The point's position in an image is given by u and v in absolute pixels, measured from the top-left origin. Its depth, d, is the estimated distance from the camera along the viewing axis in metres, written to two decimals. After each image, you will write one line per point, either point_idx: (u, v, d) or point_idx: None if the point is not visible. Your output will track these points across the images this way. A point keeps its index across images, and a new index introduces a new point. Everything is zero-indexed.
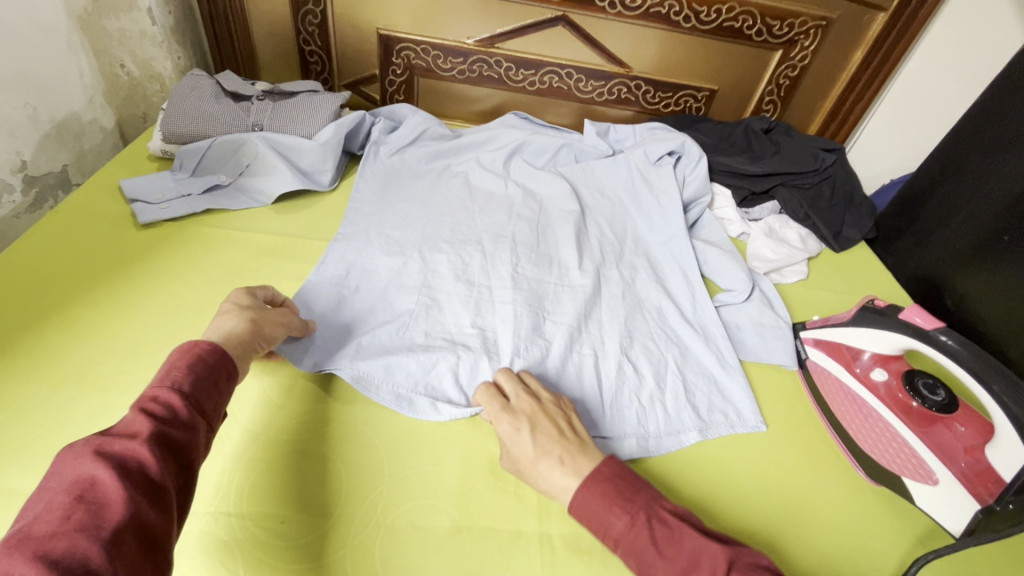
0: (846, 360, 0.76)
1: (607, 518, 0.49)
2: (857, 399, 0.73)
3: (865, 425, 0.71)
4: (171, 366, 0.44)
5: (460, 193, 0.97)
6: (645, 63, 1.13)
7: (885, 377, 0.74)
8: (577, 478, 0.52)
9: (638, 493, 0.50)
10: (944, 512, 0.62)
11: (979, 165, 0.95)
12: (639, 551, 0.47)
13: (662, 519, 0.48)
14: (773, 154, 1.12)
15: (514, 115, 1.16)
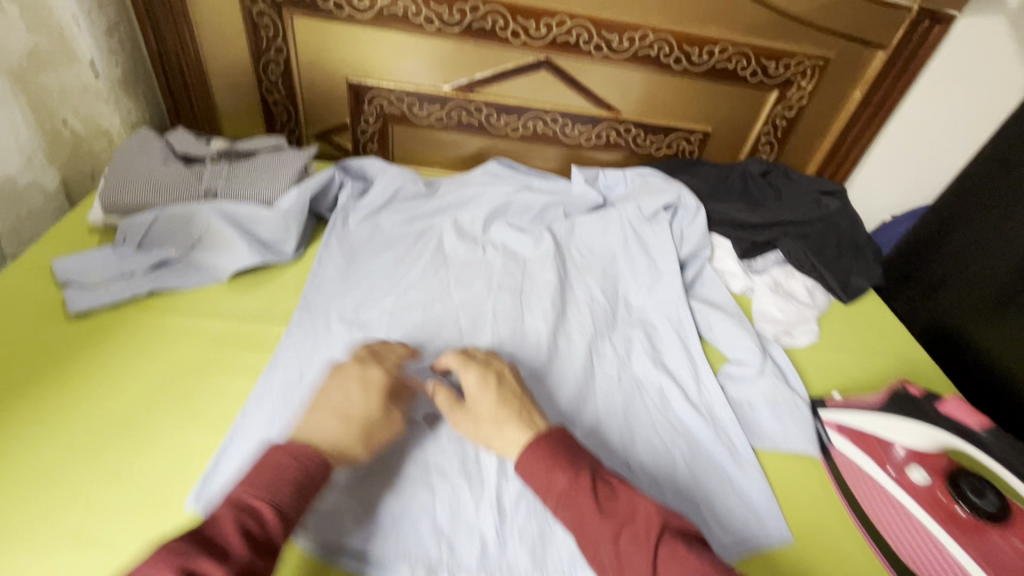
0: (877, 456, 0.65)
1: (550, 475, 0.52)
2: (896, 506, 0.62)
3: (908, 537, 0.60)
4: (283, 470, 0.48)
5: (435, 262, 0.89)
6: (634, 106, 1.06)
7: (925, 477, 0.62)
8: (530, 439, 0.54)
9: (583, 456, 0.53)
10: None
11: (997, 216, 0.89)
12: (576, 503, 0.50)
13: (605, 481, 0.51)
14: (773, 199, 1.04)
15: (497, 162, 1.10)
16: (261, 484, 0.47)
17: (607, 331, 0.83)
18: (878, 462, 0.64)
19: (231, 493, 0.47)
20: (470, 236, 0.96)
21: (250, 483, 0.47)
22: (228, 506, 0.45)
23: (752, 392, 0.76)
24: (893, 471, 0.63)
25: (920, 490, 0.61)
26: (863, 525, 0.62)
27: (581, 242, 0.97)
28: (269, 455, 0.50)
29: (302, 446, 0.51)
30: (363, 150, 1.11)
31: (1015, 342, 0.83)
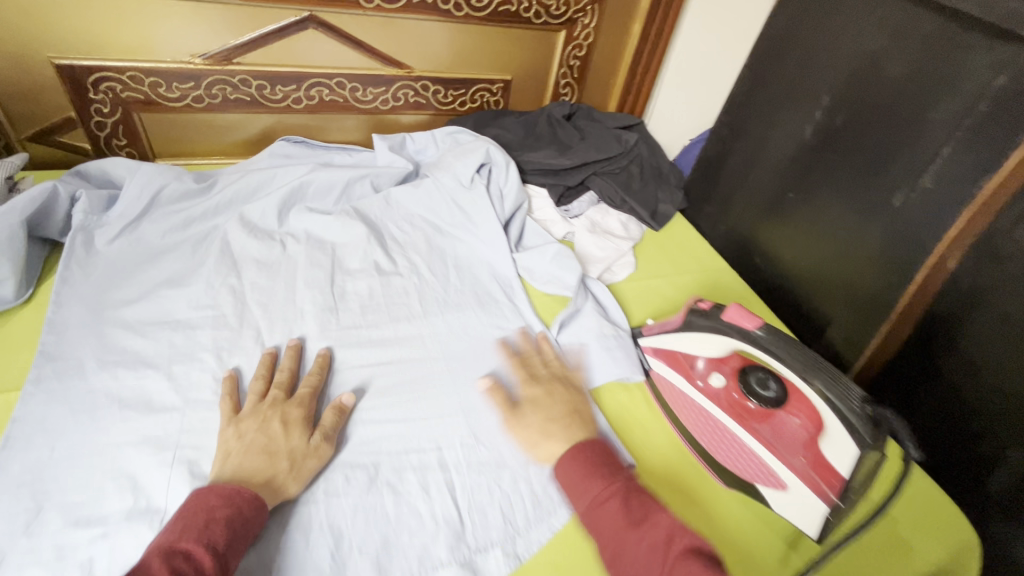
0: (685, 371, 0.69)
1: (585, 481, 0.54)
2: (704, 412, 0.66)
3: (716, 439, 0.64)
4: (210, 513, 0.47)
5: (223, 271, 0.76)
6: (425, 61, 0.99)
7: (723, 381, 0.66)
8: (573, 442, 0.57)
9: (622, 468, 0.55)
10: (800, 517, 0.57)
11: (757, 126, 0.99)
12: (606, 510, 0.52)
13: (638, 494, 0.53)
14: (579, 141, 1.05)
15: (285, 140, 0.96)
16: (186, 527, 0.46)
17: (442, 308, 0.79)
18: (685, 376, 0.68)
19: (158, 547, 0.44)
20: (263, 232, 0.83)
21: (178, 530, 0.46)
22: (155, 552, 0.43)
23: (580, 331, 0.77)
24: (698, 383, 0.67)
25: (720, 395, 0.66)
26: (680, 430, 0.67)
27: (398, 215, 0.92)
28: (195, 499, 0.48)
29: (230, 484, 0.50)
30: (110, 149, 0.90)
31: (785, 236, 0.95)
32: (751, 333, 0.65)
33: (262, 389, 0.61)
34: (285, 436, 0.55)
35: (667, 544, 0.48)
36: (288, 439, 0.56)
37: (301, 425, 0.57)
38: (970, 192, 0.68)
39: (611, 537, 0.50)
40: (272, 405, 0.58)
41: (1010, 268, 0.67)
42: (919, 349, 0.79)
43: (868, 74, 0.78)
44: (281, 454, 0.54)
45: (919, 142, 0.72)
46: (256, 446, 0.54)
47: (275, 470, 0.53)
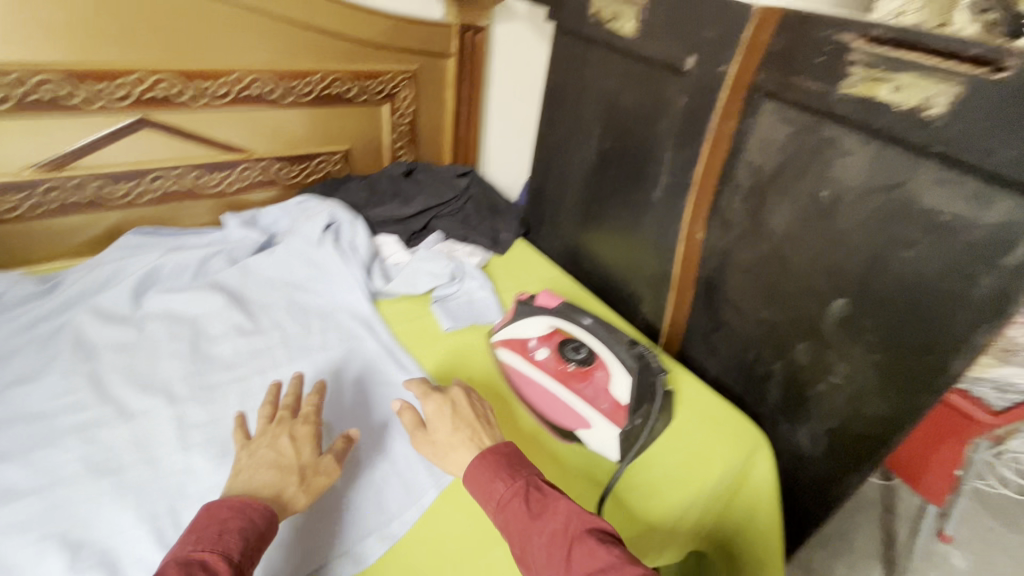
0: (520, 351, 0.84)
1: (491, 485, 0.59)
2: (534, 382, 0.80)
3: (548, 401, 0.78)
4: (225, 523, 0.52)
5: (79, 359, 0.78)
6: (263, 143, 1.10)
7: (549, 355, 0.82)
8: (483, 450, 0.62)
9: (525, 467, 0.61)
10: (604, 446, 0.73)
11: (560, 159, 1.21)
12: (511, 508, 0.57)
13: (539, 487, 0.59)
14: (418, 192, 1.22)
15: (135, 232, 1.01)
16: (202, 538, 0.50)
17: (306, 352, 0.87)
18: (522, 355, 0.83)
19: (174, 554, 0.48)
20: (118, 318, 0.87)
21: (193, 539, 0.50)
22: (173, 563, 0.47)
23: (455, 309, 1.00)
24: (530, 357, 0.82)
25: (548, 366, 0.80)
26: (520, 401, 0.81)
27: (257, 281, 0.99)
28: (206, 516, 0.52)
29: (240, 498, 0.55)
30: None
31: (598, 239, 1.17)
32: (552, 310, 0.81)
33: (268, 412, 0.65)
34: (298, 450, 0.61)
35: (563, 532, 0.54)
36: (298, 455, 0.60)
37: (310, 441, 0.62)
38: (691, 180, 0.92)
39: (517, 532, 0.56)
40: (280, 424, 0.64)
41: (735, 232, 0.90)
42: (706, 305, 1.00)
43: (616, 109, 1.03)
44: (292, 468, 0.59)
45: (658, 150, 0.96)
46: (267, 462, 0.59)
47: (284, 483, 0.57)
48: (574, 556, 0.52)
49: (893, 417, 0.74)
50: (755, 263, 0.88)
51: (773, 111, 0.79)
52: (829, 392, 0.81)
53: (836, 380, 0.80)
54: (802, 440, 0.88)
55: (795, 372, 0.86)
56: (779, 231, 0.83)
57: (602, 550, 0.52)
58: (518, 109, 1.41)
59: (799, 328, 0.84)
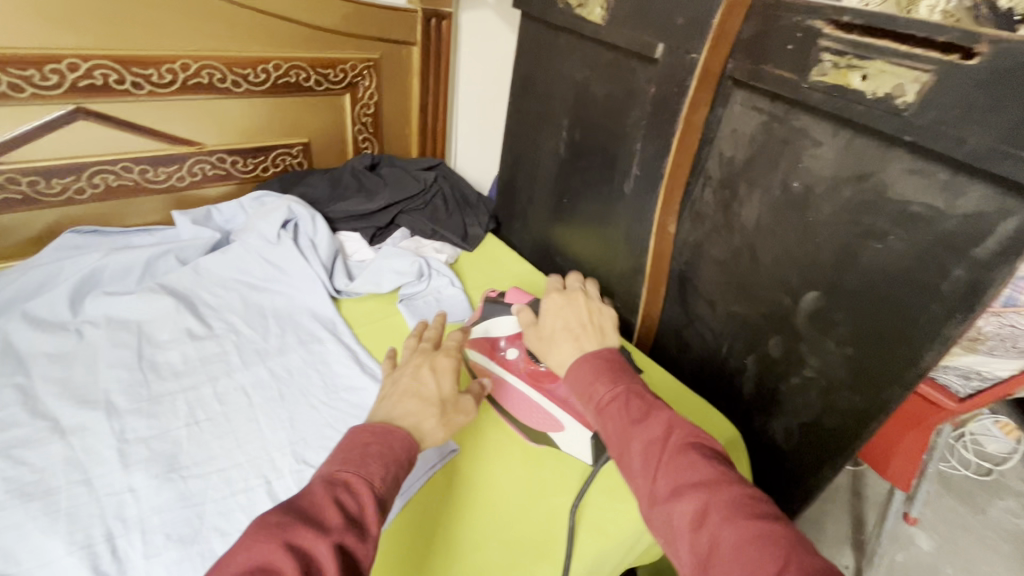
0: (491, 352, 0.83)
1: (594, 386, 0.61)
2: (506, 385, 0.80)
3: (521, 403, 0.78)
4: (367, 448, 0.50)
5: (7, 371, 0.72)
6: (216, 135, 1.04)
7: (520, 355, 0.81)
8: (586, 355, 0.65)
9: (628, 377, 0.62)
10: (576, 448, 0.74)
11: (530, 151, 1.18)
12: (609, 411, 0.58)
13: (641, 395, 0.59)
14: (384, 186, 1.17)
15: (74, 231, 0.94)
16: (348, 460, 0.48)
17: (262, 356, 0.83)
18: (493, 357, 0.82)
19: (320, 472, 0.47)
20: (54, 325, 0.80)
21: (340, 461, 0.49)
22: (320, 482, 0.46)
23: (423, 308, 0.97)
24: (500, 359, 0.82)
25: (519, 368, 0.80)
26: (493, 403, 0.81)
27: (210, 281, 0.93)
28: (353, 437, 0.51)
29: (381, 425, 0.54)
30: None
31: (569, 234, 1.14)
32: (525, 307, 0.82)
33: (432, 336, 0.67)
34: (437, 384, 0.60)
35: (663, 441, 0.54)
36: (440, 387, 0.60)
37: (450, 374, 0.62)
38: (661, 172, 0.89)
39: (615, 435, 0.56)
40: (422, 354, 0.64)
41: (706, 225, 0.89)
42: (679, 298, 0.98)
43: (585, 99, 1.00)
44: (433, 401, 0.58)
45: (629, 142, 0.94)
46: (411, 392, 0.59)
47: (425, 414, 0.57)
48: (673, 463, 0.51)
49: (864, 411, 0.73)
50: (727, 257, 0.87)
51: (744, 100, 0.77)
52: (802, 385, 0.81)
53: (809, 374, 0.79)
54: (776, 433, 0.87)
55: (768, 365, 0.85)
56: (750, 224, 0.82)
57: (706, 464, 0.51)
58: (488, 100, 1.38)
59: (773, 322, 0.82)
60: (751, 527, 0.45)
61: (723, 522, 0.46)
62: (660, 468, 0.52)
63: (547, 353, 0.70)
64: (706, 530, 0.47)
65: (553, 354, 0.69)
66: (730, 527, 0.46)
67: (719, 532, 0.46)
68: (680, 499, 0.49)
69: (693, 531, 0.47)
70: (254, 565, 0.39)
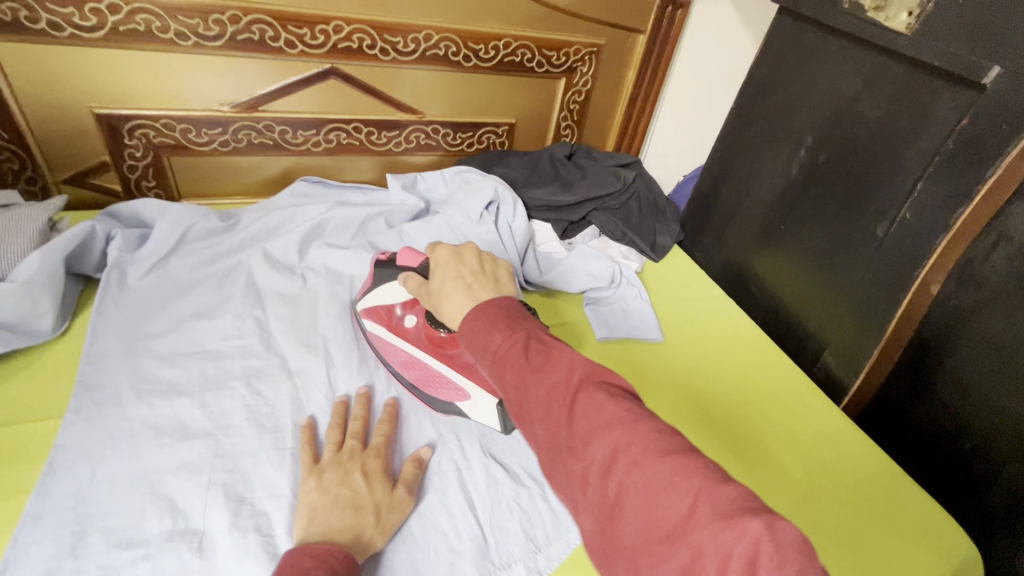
0: (386, 321, 0.73)
1: (486, 335, 0.47)
2: (409, 357, 0.71)
3: (422, 374, 0.70)
4: (309, 571, 0.46)
5: (249, 303, 0.80)
6: (436, 106, 1.06)
7: (416, 321, 0.72)
8: (476, 305, 0.51)
9: (526, 321, 0.49)
10: (486, 417, 0.67)
11: (746, 165, 1.05)
12: (508, 359, 0.45)
13: (538, 337, 0.47)
14: (580, 179, 1.13)
15: (305, 180, 1.01)
16: None
17: None
18: (388, 326, 0.73)
19: None
20: (285, 266, 0.88)
21: None
22: None
23: (608, 317, 0.93)
24: (395, 327, 0.72)
25: (416, 336, 0.71)
26: (401, 378, 0.72)
27: (411, 249, 0.96)
28: (288, 563, 0.47)
29: (318, 544, 0.50)
30: (139, 190, 0.96)
31: (776, 265, 1.01)
32: (413, 269, 0.70)
33: (337, 439, 0.61)
34: (369, 488, 0.56)
35: (566, 385, 0.43)
36: (372, 491, 0.56)
37: (382, 476, 0.58)
38: (946, 221, 0.74)
39: (511, 387, 0.45)
40: (350, 456, 0.59)
41: (986, 293, 0.72)
42: (913, 371, 0.82)
43: (846, 118, 0.85)
44: (367, 507, 0.55)
45: (897, 177, 0.79)
46: (340, 501, 0.54)
47: (363, 524, 0.53)
48: (578, 409, 0.41)
49: None
50: (1010, 339, 0.69)
51: None
52: None
53: None
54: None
55: None
56: None
57: (613, 403, 0.41)
58: (701, 102, 1.24)
59: None
60: (665, 465, 0.37)
61: (631, 468, 0.38)
62: (566, 412, 0.42)
63: (439, 311, 0.58)
64: (613, 479, 0.38)
65: (444, 310, 0.56)
66: (644, 470, 0.37)
67: (628, 478, 0.37)
68: (587, 449, 0.40)
69: (596, 481, 0.39)
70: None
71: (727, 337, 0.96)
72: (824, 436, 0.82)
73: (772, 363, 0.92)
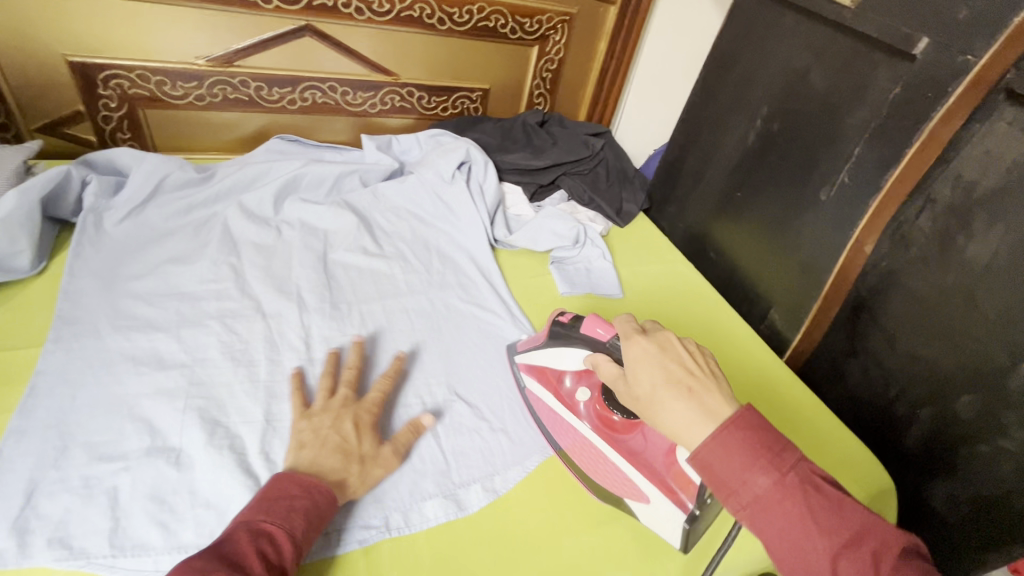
0: (551, 386, 0.69)
1: (749, 477, 0.46)
2: (570, 430, 0.66)
3: (591, 458, 0.64)
4: (293, 499, 0.52)
5: (225, 251, 0.82)
6: (411, 69, 1.08)
7: (589, 398, 0.67)
8: (719, 427, 0.49)
9: (786, 449, 0.47)
10: (660, 527, 0.59)
11: (709, 136, 1.10)
12: (783, 511, 0.45)
13: (817, 486, 0.46)
14: (551, 145, 1.17)
15: (281, 138, 1.04)
16: (272, 510, 0.50)
17: (426, 287, 0.88)
18: (553, 392, 0.69)
19: (245, 518, 0.49)
20: (260, 219, 0.90)
21: (262, 509, 0.50)
22: (244, 530, 0.48)
23: (573, 274, 0.98)
24: (564, 398, 0.68)
25: (589, 412, 0.66)
26: (551, 441, 0.68)
27: (385, 207, 1.00)
28: (276, 484, 0.53)
29: (308, 475, 0.54)
30: (114, 142, 0.97)
31: (733, 231, 1.07)
32: (601, 347, 0.64)
33: (330, 386, 0.65)
34: (358, 439, 0.59)
35: (851, 542, 0.44)
36: (360, 442, 0.59)
37: (371, 430, 0.61)
38: (879, 185, 0.80)
39: (787, 543, 0.45)
40: (343, 403, 0.62)
41: (914, 251, 0.78)
42: (848, 326, 0.89)
43: (798, 89, 0.91)
44: (353, 455, 0.58)
45: (840, 144, 0.85)
46: (329, 444, 0.57)
47: (347, 471, 0.56)
48: None
49: None
50: (930, 293, 0.77)
51: (1014, 120, 0.65)
52: (994, 457, 0.70)
53: (1008, 446, 0.68)
54: (937, 498, 0.78)
55: (948, 422, 0.75)
56: (976, 261, 0.71)
57: (914, 575, 0.42)
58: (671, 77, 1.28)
59: (971, 378, 0.72)
60: None
61: None
62: (835, 569, 0.43)
63: (649, 418, 0.53)
64: None
65: (661, 421, 0.52)
66: None
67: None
68: None
69: None
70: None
71: (685, 297, 1.02)
72: (767, 382, 0.89)
73: (723, 321, 0.99)
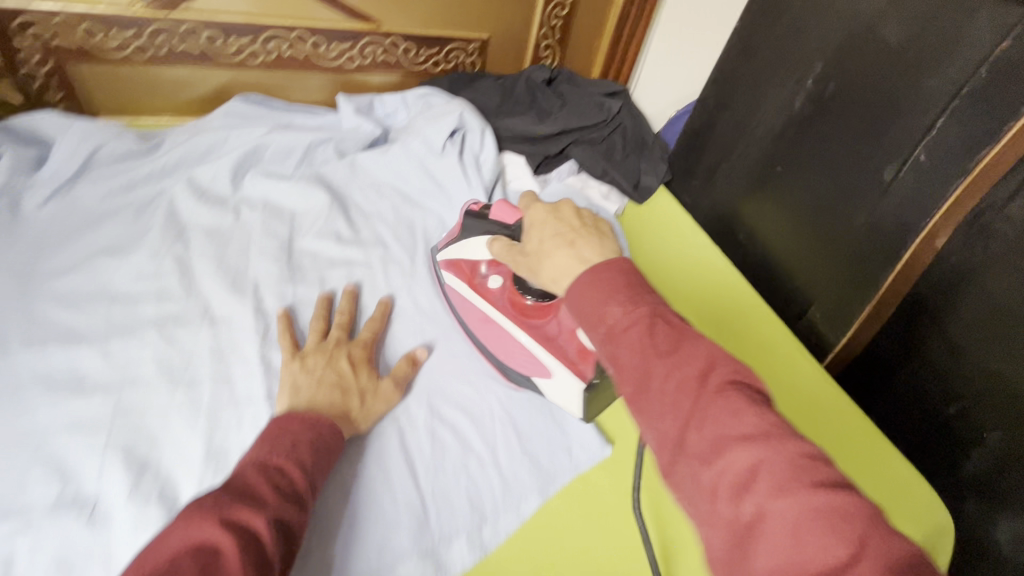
0: (467, 275, 0.67)
1: (603, 306, 0.41)
2: (486, 319, 0.65)
3: (507, 344, 0.63)
4: (295, 435, 0.48)
5: (169, 239, 0.69)
6: (395, 15, 0.91)
7: (501, 284, 0.66)
8: (585, 269, 0.45)
9: (648, 293, 0.42)
10: (563, 400, 0.60)
11: (746, 98, 0.93)
12: (629, 340, 0.39)
13: (667, 319, 0.40)
14: (559, 107, 1.01)
15: (242, 99, 0.88)
16: (275, 445, 0.46)
17: (409, 282, 0.75)
18: (468, 283, 0.67)
19: (246, 460, 0.44)
20: (215, 198, 0.76)
21: (265, 446, 0.46)
22: (250, 466, 0.43)
23: None
24: (478, 286, 0.66)
25: (501, 300, 0.65)
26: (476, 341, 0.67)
27: (365, 183, 0.85)
28: (279, 422, 0.49)
29: (308, 412, 0.51)
30: (45, 103, 0.83)
31: (768, 211, 0.92)
32: (509, 226, 0.63)
33: (321, 329, 0.64)
34: (355, 373, 0.58)
35: (696, 372, 0.37)
36: (357, 377, 0.58)
37: (366, 365, 0.60)
38: (962, 166, 0.65)
39: (631, 372, 0.39)
40: (336, 344, 0.61)
41: (998, 249, 0.63)
42: (904, 330, 0.76)
43: (864, 42, 0.74)
44: (352, 391, 0.57)
45: (914, 111, 0.69)
46: (328, 382, 0.56)
47: (349, 405, 0.56)
48: (709, 411, 0.35)
49: None
50: (1015, 302, 0.62)
51: None
52: None
53: None
54: (1000, 532, 0.68)
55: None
56: None
57: (752, 412, 0.35)
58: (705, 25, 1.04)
59: None
60: (810, 497, 0.30)
61: (775, 493, 0.31)
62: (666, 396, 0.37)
63: (536, 273, 0.52)
64: (751, 498, 0.32)
65: (542, 273, 0.51)
66: (782, 498, 0.31)
67: (770, 503, 0.31)
68: (719, 459, 0.34)
69: (729, 496, 0.32)
70: (189, 546, 0.35)
71: (710, 288, 0.89)
72: (808, 400, 0.76)
73: (753, 319, 0.86)
